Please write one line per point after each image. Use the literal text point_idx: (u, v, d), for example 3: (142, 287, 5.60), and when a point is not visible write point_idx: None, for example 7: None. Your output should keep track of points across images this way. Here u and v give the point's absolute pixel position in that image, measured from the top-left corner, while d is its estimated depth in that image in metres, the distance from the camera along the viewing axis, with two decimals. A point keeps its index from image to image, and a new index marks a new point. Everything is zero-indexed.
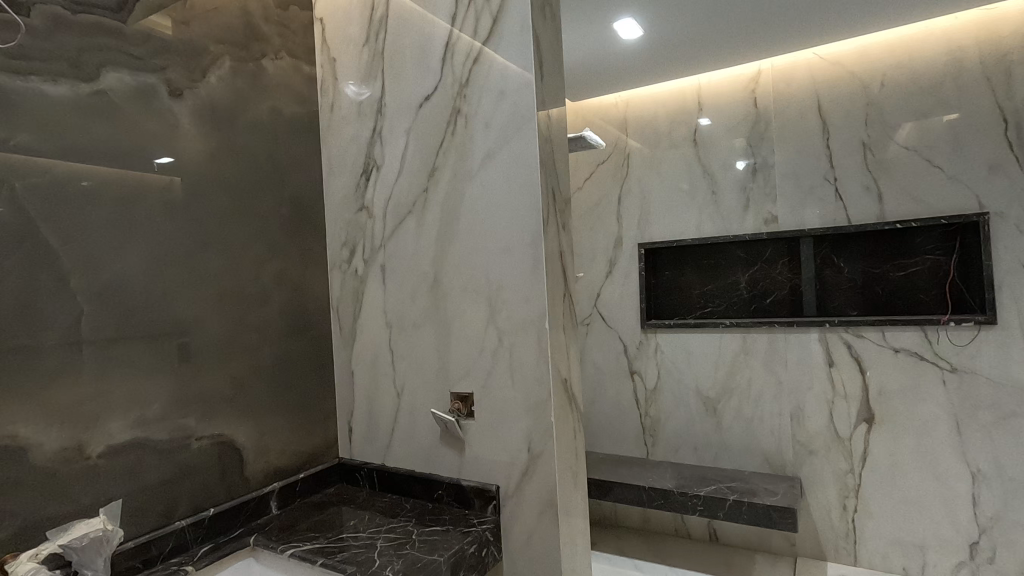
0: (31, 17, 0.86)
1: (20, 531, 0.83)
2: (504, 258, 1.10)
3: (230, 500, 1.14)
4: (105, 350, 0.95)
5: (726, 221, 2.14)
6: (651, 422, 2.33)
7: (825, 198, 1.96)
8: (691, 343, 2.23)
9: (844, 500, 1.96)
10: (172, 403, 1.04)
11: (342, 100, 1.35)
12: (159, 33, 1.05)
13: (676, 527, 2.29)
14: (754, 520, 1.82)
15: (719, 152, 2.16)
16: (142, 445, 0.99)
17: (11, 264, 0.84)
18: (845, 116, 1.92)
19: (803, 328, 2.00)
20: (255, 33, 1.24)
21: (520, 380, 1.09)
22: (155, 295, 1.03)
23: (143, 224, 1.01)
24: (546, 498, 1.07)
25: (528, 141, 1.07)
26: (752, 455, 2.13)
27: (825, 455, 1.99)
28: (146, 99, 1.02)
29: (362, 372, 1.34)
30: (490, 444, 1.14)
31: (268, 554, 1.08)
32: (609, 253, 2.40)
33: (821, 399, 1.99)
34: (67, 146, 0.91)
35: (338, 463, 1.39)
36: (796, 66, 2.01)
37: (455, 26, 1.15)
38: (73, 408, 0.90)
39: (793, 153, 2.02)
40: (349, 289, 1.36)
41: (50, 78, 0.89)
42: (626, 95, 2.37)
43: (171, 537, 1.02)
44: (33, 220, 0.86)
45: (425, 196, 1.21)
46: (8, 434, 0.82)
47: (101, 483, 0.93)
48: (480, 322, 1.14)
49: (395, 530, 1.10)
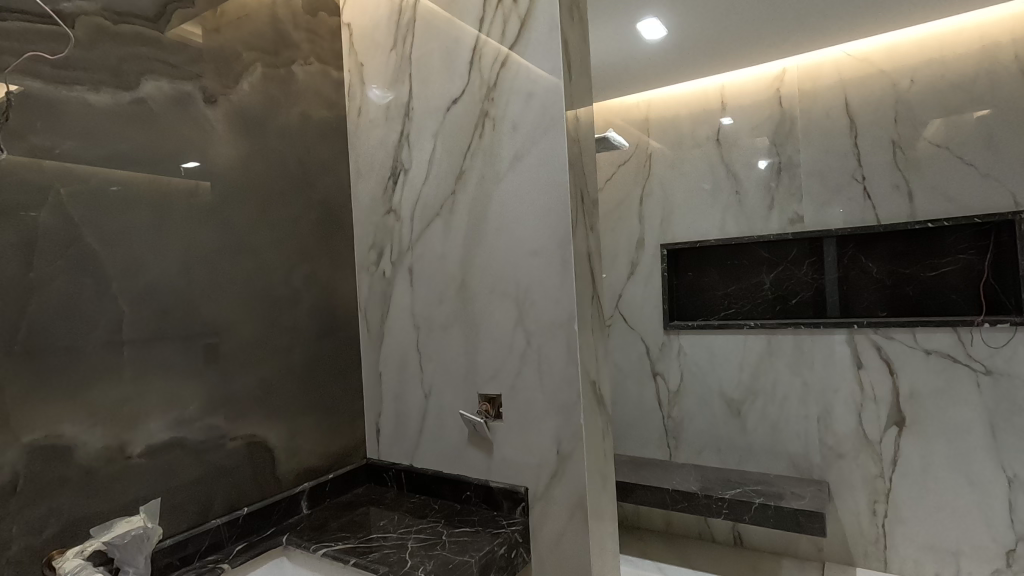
0: (76, 28, 0.89)
1: (66, 528, 0.85)
2: (533, 260, 1.11)
3: (263, 500, 1.16)
4: (145, 352, 0.97)
5: (750, 221, 2.12)
6: (674, 424, 2.31)
7: (853, 197, 1.93)
8: (715, 344, 2.21)
9: (874, 505, 1.92)
10: (208, 403, 1.06)
11: (370, 104, 1.37)
12: (191, 41, 1.06)
13: (700, 531, 2.27)
14: (781, 524, 1.80)
15: (743, 151, 2.13)
16: (180, 444, 1.01)
17: (57, 268, 0.86)
18: (874, 113, 1.89)
19: (830, 329, 1.97)
20: (285, 39, 1.26)
21: (548, 382, 1.09)
22: (191, 298, 1.05)
23: (179, 229, 1.03)
24: (576, 501, 1.07)
25: (556, 144, 1.07)
26: (778, 459, 2.10)
27: (854, 459, 1.95)
28: (182, 106, 1.05)
29: (390, 374, 1.35)
30: (518, 446, 1.14)
31: (300, 553, 1.09)
32: (632, 254, 2.39)
33: (849, 401, 1.96)
34: (109, 153, 0.93)
35: (365, 463, 1.40)
36: (822, 64, 1.98)
37: (483, 30, 1.16)
38: (114, 409, 0.92)
39: (819, 152, 1.99)
40: (377, 292, 1.37)
41: (93, 87, 0.91)
42: (648, 95, 2.36)
43: (206, 535, 1.03)
44: (77, 225, 0.89)
45: (453, 198, 1.22)
46: (54, 434, 0.85)
47: (141, 482, 0.95)
48: (509, 324, 1.15)
49: (425, 530, 1.11)
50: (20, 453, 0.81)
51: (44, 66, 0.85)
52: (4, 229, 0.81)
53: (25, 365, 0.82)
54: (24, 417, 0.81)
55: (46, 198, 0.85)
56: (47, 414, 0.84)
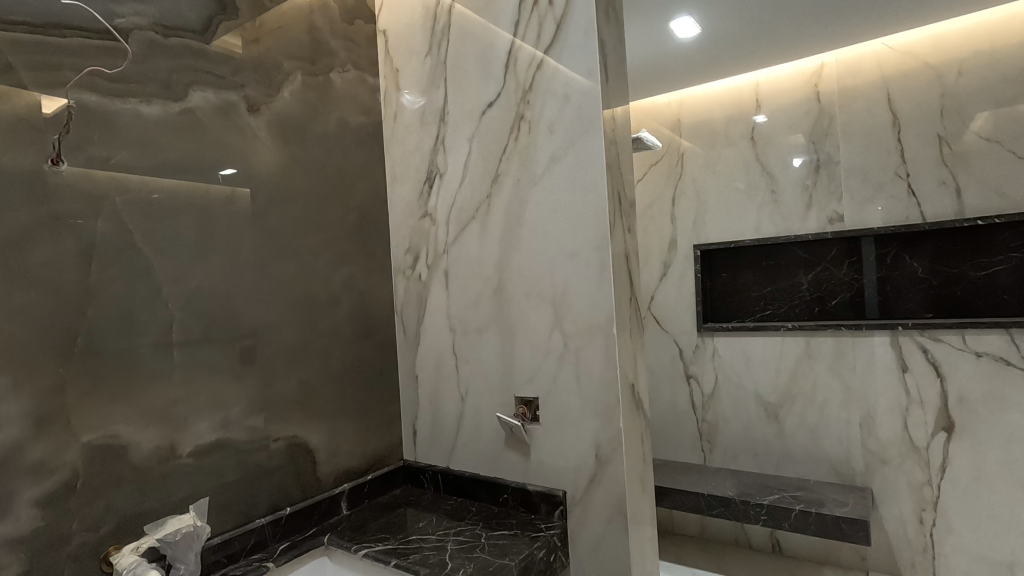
0: (131, 42, 0.92)
1: (121, 526, 0.88)
2: (570, 263, 1.10)
3: (305, 500, 1.17)
4: (193, 354, 1.00)
5: (787, 220, 2.07)
6: (709, 427, 2.28)
7: (897, 194, 1.86)
8: (751, 347, 2.16)
9: (921, 513, 1.86)
10: (252, 405, 1.09)
11: (406, 109, 1.38)
12: (233, 53, 1.09)
13: (736, 537, 2.22)
14: (823, 532, 1.74)
15: (779, 149, 2.09)
16: (226, 445, 1.04)
17: (113, 274, 0.89)
18: (918, 108, 1.83)
19: (872, 331, 1.91)
20: (323, 48, 1.28)
21: (586, 386, 1.09)
22: (235, 302, 1.08)
23: (224, 235, 1.06)
24: (615, 505, 1.06)
25: (593, 145, 1.06)
26: (819, 464, 2.04)
27: (899, 466, 1.89)
28: (228, 116, 1.08)
29: (426, 376, 1.36)
30: (556, 449, 1.14)
31: (341, 554, 1.10)
32: (664, 255, 2.35)
33: (893, 405, 1.89)
34: (160, 163, 0.97)
35: (402, 465, 1.41)
36: (862, 58, 1.92)
37: (518, 33, 1.16)
38: (166, 409, 0.95)
39: (859, 148, 1.93)
40: (413, 295, 1.39)
41: (145, 100, 0.95)
42: (680, 94, 2.33)
43: (251, 534, 1.06)
44: (130, 233, 0.92)
45: (489, 201, 1.22)
46: (110, 434, 0.88)
47: (189, 481, 0.98)
48: (545, 328, 1.14)
49: (464, 533, 1.11)
50: (79, 453, 0.84)
51: (100, 80, 0.89)
52: (65, 238, 0.84)
53: (85, 367, 0.85)
54: (83, 418, 0.85)
55: (103, 206, 0.89)
56: (104, 415, 0.87)
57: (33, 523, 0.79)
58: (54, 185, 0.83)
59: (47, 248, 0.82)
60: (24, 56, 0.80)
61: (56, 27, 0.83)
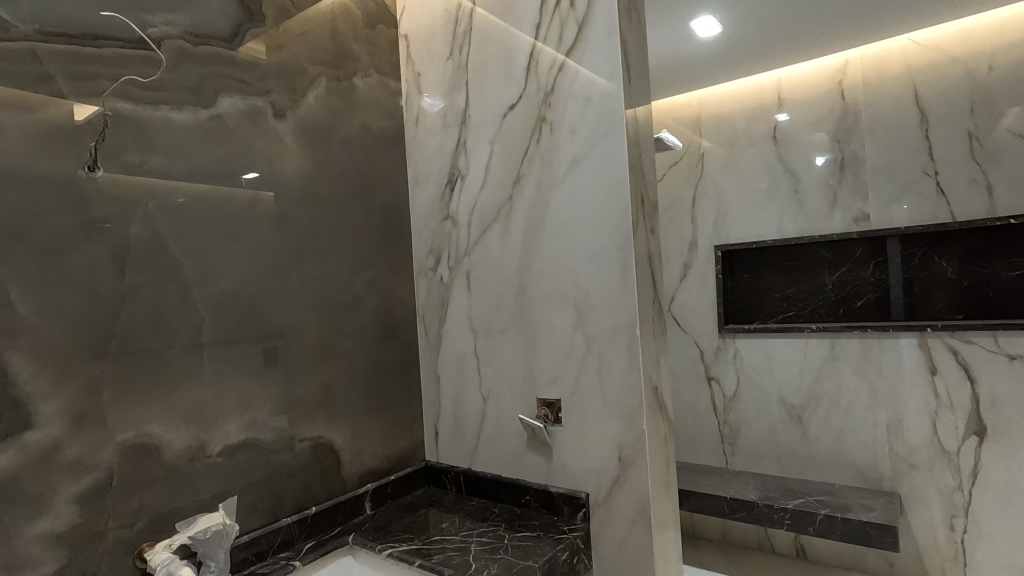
0: (163, 50, 0.95)
1: (154, 522, 0.90)
2: (592, 265, 1.10)
3: (330, 500, 1.19)
4: (222, 355, 1.02)
5: (811, 220, 2.04)
6: (730, 430, 2.25)
7: (925, 193, 1.82)
8: (774, 349, 2.13)
9: (951, 519, 1.81)
10: (279, 406, 1.11)
11: (427, 112, 1.40)
12: (259, 59, 1.11)
13: (760, 542, 2.19)
14: (850, 538, 1.71)
15: (802, 148, 2.06)
16: (253, 445, 1.06)
17: (146, 277, 0.91)
18: (947, 105, 1.79)
19: (900, 332, 1.87)
20: (346, 53, 1.30)
21: (609, 388, 1.08)
22: (262, 304, 1.09)
23: (252, 238, 1.08)
24: (638, 507, 1.05)
25: (616, 146, 1.06)
26: (844, 468, 2.01)
27: (928, 471, 1.85)
28: (255, 121, 1.10)
29: (448, 377, 1.37)
30: (578, 451, 1.14)
31: (365, 553, 1.12)
32: (685, 255, 2.33)
33: (922, 409, 1.85)
34: (189, 168, 0.99)
35: (424, 466, 1.42)
36: (888, 54, 1.89)
37: (540, 36, 1.16)
38: (196, 409, 0.97)
39: (886, 146, 1.89)
40: (435, 297, 1.40)
41: (176, 107, 0.97)
42: (700, 94, 2.31)
43: (278, 533, 1.07)
44: (163, 237, 0.94)
45: (510, 203, 1.22)
46: (143, 434, 0.90)
47: (218, 480, 1.00)
48: (568, 329, 1.14)
49: (487, 534, 1.12)
50: (114, 451, 0.86)
51: (134, 88, 0.91)
52: (100, 243, 0.86)
53: (118, 368, 0.88)
54: (118, 418, 0.87)
55: (136, 211, 0.91)
56: (137, 415, 0.89)
57: (71, 519, 0.81)
58: (90, 191, 0.85)
59: (83, 252, 0.84)
60: (62, 66, 0.83)
61: (93, 37, 0.86)
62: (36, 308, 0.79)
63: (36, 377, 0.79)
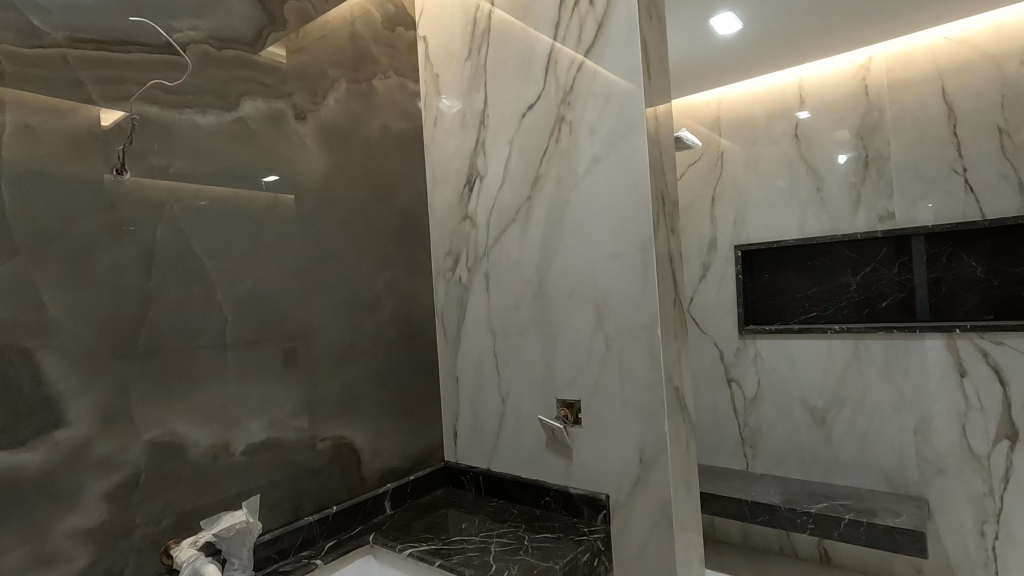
0: (189, 55, 0.97)
1: (179, 519, 0.92)
2: (612, 265, 1.09)
3: (350, 499, 1.20)
4: (245, 355, 1.03)
5: (834, 219, 2.00)
6: (751, 433, 2.21)
7: (953, 190, 1.78)
8: (796, 350, 2.09)
9: (982, 525, 1.77)
10: (300, 405, 1.12)
11: (445, 114, 1.40)
12: (280, 62, 1.12)
13: (782, 546, 2.15)
14: (875, 543, 1.67)
15: (824, 146, 2.02)
16: (276, 445, 1.07)
17: (171, 278, 0.93)
18: (976, 100, 1.75)
19: (926, 333, 1.83)
20: (366, 56, 1.31)
21: (630, 388, 1.07)
22: (284, 304, 1.11)
23: (274, 240, 1.09)
24: (660, 510, 1.04)
25: (635, 146, 1.05)
26: (869, 472, 1.97)
27: (958, 475, 1.80)
28: (277, 124, 1.11)
29: (467, 378, 1.37)
30: (598, 453, 1.13)
31: (386, 553, 1.12)
32: (704, 255, 2.29)
33: (951, 411, 1.81)
34: (213, 170, 1.00)
35: (443, 466, 1.43)
36: (914, 50, 1.85)
37: (558, 36, 1.16)
38: (219, 409, 0.98)
39: (912, 143, 1.85)
40: (453, 297, 1.40)
41: (200, 110, 0.99)
42: (719, 93, 2.28)
43: (300, 531, 1.08)
44: (188, 239, 0.96)
45: (529, 203, 1.22)
46: (168, 432, 0.91)
47: (240, 479, 1.01)
48: (587, 329, 1.14)
49: (507, 535, 1.11)
50: (141, 449, 0.88)
51: (161, 93, 0.93)
52: (128, 245, 0.88)
53: (145, 366, 0.89)
54: (145, 417, 0.88)
55: (162, 213, 0.92)
56: (163, 414, 0.91)
57: (100, 516, 0.82)
58: (117, 194, 0.87)
59: (112, 254, 0.86)
60: (93, 72, 0.85)
61: (121, 44, 0.88)
62: (66, 308, 0.81)
63: (68, 376, 0.80)
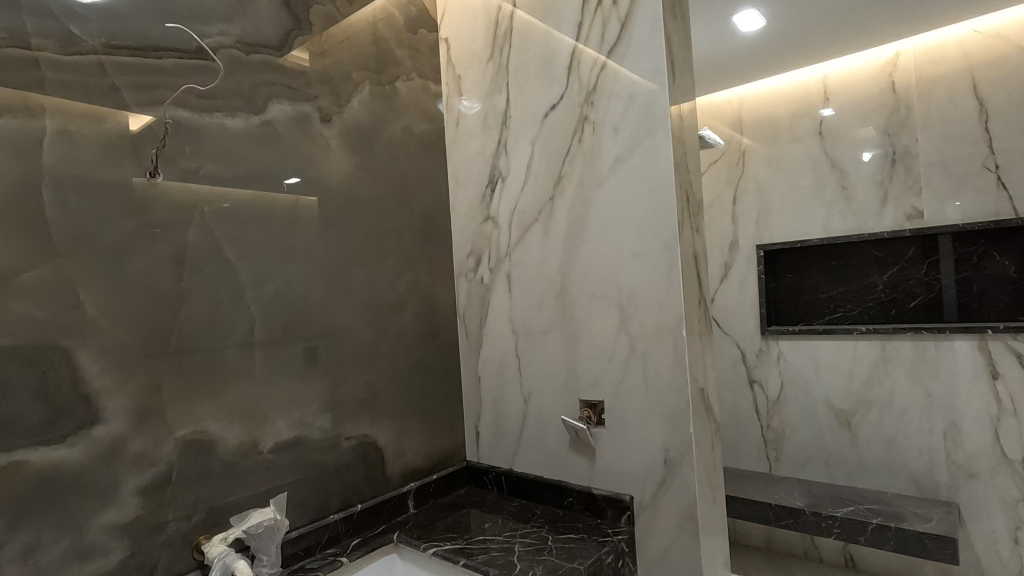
0: (219, 60, 0.98)
1: (210, 515, 0.93)
2: (635, 265, 1.09)
3: (375, 498, 1.21)
4: (272, 354, 1.05)
5: (860, 218, 1.96)
6: (774, 435, 2.18)
7: (985, 188, 1.74)
8: (821, 351, 2.06)
9: (1016, 532, 1.72)
10: (325, 404, 1.13)
11: (467, 115, 1.41)
12: (305, 65, 1.13)
13: (806, 550, 2.11)
14: (903, 548, 1.64)
15: (850, 143, 1.99)
16: (302, 443, 1.08)
17: (202, 279, 0.95)
18: (1009, 95, 1.70)
19: (957, 334, 1.79)
20: (389, 58, 1.32)
21: (654, 389, 1.07)
22: (311, 305, 1.12)
23: (300, 241, 1.11)
24: (685, 511, 1.03)
25: (658, 146, 1.05)
26: (897, 475, 1.93)
27: (990, 480, 1.76)
28: (303, 126, 1.13)
29: (489, 378, 1.38)
30: (622, 453, 1.12)
31: (409, 551, 1.13)
32: (725, 255, 2.27)
33: (983, 415, 1.77)
34: (241, 173, 1.02)
35: (465, 466, 1.43)
36: (944, 45, 1.81)
37: (581, 36, 1.16)
38: (248, 407, 1.00)
39: (941, 140, 1.81)
40: (475, 297, 1.41)
41: (230, 114, 1.00)
42: (741, 91, 2.25)
43: (326, 529, 1.09)
44: (218, 240, 0.97)
45: (552, 203, 1.22)
46: (199, 430, 0.93)
47: (268, 476, 1.02)
48: (611, 329, 1.13)
49: (530, 535, 1.11)
50: (173, 447, 0.89)
51: (193, 97, 0.95)
52: (162, 247, 0.90)
53: (177, 365, 0.91)
54: (178, 414, 0.90)
55: (193, 216, 0.94)
56: (194, 412, 0.93)
57: (135, 511, 0.84)
58: (151, 196, 0.89)
59: (145, 255, 0.88)
60: (128, 77, 0.87)
61: (154, 49, 0.90)
62: (103, 308, 0.83)
63: (104, 374, 0.82)
